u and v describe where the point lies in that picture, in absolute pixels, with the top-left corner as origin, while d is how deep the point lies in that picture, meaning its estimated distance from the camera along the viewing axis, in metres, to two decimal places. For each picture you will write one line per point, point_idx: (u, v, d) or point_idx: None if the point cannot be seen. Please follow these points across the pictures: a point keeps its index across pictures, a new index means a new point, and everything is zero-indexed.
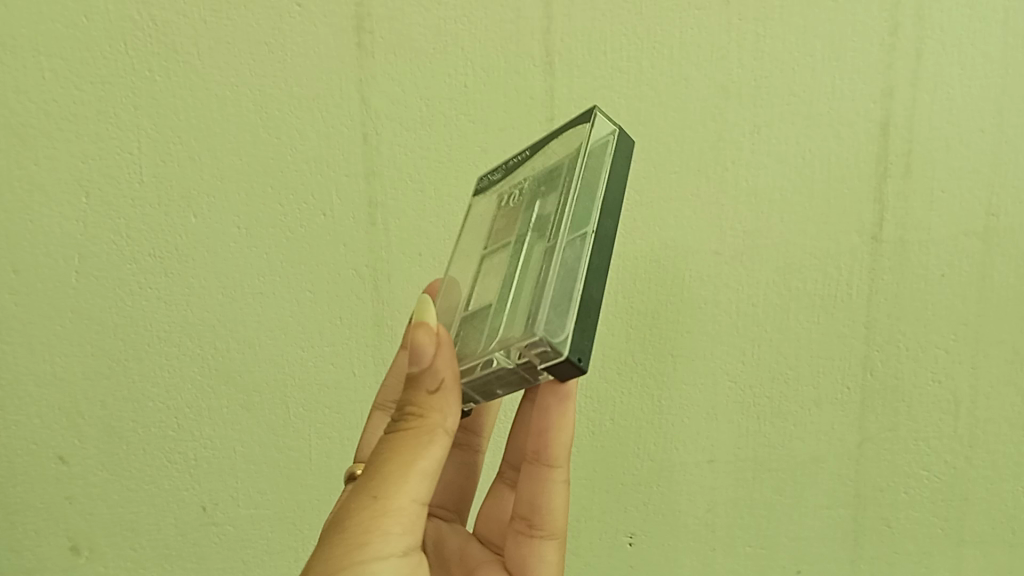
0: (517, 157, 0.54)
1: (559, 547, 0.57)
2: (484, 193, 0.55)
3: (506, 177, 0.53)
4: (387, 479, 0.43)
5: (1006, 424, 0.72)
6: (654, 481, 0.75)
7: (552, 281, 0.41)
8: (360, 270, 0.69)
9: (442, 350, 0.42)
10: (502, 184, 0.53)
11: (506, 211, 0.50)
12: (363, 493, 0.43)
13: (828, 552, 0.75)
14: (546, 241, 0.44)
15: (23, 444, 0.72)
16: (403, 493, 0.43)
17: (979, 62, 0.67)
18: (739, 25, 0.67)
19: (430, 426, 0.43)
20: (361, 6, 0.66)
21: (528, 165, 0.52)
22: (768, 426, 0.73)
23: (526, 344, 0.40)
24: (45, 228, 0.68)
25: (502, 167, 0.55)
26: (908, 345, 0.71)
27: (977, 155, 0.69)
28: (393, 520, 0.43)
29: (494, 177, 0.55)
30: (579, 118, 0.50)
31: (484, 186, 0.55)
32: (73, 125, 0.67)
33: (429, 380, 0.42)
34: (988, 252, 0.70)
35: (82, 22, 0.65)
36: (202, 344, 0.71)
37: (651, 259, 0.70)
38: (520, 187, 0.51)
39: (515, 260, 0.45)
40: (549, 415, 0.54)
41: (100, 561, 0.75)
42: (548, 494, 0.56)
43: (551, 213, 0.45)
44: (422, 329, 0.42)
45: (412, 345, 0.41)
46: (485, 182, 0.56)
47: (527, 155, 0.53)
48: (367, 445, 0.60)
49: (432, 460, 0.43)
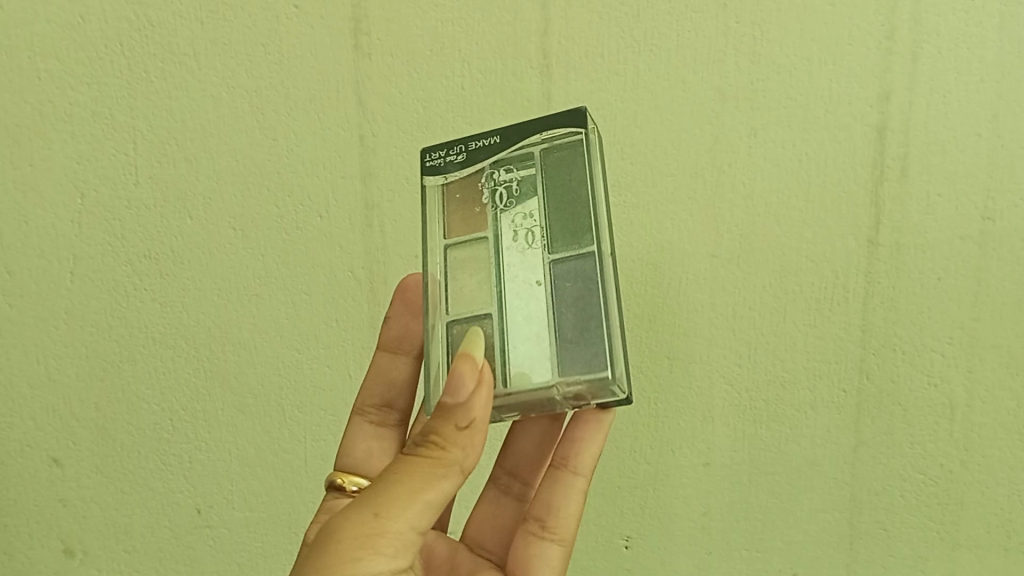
0: (484, 144, 0.51)
1: (566, 551, 0.58)
2: (444, 177, 0.51)
3: (477, 166, 0.50)
4: (391, 502, 0.43)
5: (1002, 428, 0.72)
6: (650, 484, 0.75)
7: (601, 318, 0.44)
8: (356, 272, 0.69)
9: (480, 390, 0.42)
10: (470, 171, 0.51)
11: (500, 215, 0.49)
12: (365, 507, 0.44)
13: (824, 556, 0.75)
14: (573, 265, 0.46)
15: (17, 446, 0.72)
16: (405, 519, 0.43)
17: (975, 66, 0.68)
18: (736, 28, 0.67)
19: (448, 459, 0.43)
20: (358, 8, 0.66)
21: (506, 157, 0.50)
22: (764, 430, 0.73)
23: (591, 385, 0.43)
24: (39, 229, 0.68)
25: (464, 150, 0.51)
26: (904, 349, 0.71)
27: (973, 159, 0.69)
28: (388, 541, 0.43)
29: (454, 160, 0.51)
30: (565, 115, 0.49)
31: (440, 168, 0.51)
32: (68, 126, 0.67)
33: (461, 417, 0.43)
34: (984, 256, 0.70)
35: (79, 23, 0.65)
36: (197, 346, 0.70)
37: (647, 262, 0.70)
38: (509, 186, 0.49)
39: (531, 278, 0.46)
40: (581, 425, 0.56)
41: (92, 565, 0.74)
42: (555, 493, 0.57)
43: (563, 230, 0.47)
44: (467, 363, 0.42)
45: (454, 377, 0.42)
46: (442, 162, 0.51)
47: (499, 143, 0.51)
48: (351, 450, 0.60)
49: (440, 491, 0.43)
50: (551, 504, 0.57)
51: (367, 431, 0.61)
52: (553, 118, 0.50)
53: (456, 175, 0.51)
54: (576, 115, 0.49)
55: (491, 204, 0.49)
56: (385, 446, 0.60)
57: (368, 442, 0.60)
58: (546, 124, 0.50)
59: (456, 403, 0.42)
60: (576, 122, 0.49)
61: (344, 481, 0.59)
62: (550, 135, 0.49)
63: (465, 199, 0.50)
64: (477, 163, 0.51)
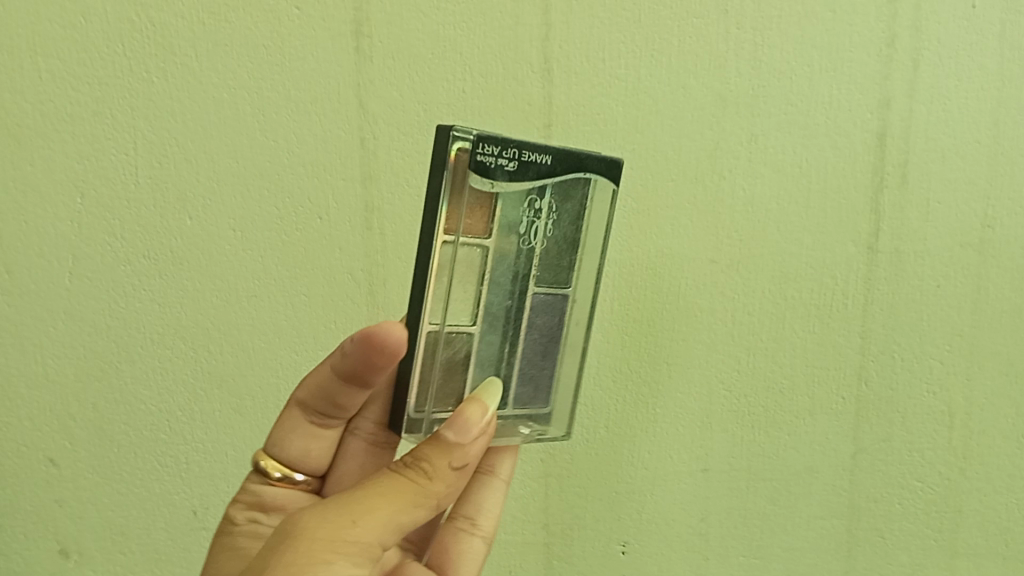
0: (538, 161, 0.47)
1: (488, 548, 0.61)
2: (491, 183, 0.46)
3: (522, 182, 0.47)
4: (371, 512, 0.42)
5: (999, 436, 0.74)
6: (647, 491, 0.74)
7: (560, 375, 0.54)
8: (356, 275, 0.70)
9: (481, 439, 0.46)
10: (515, 186, 0.47)
11: (513, 231, 0.49)
12: (343, 512, 0.42)
13: (824, 563, 0.76)
14: (556, 295, 0.52)
15: (10, 446, 0.70)
16: (378, 533, 0.42)
17: (975, 74, 0.69)
18: (737, 35, 0.67)
19: (432, 490, 0.44)
20: (361, 11, 0.65)
21: (551, 180, 0.49)
22: (763, 435, 0.73)
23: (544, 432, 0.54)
24: (38, 228, 0.67)
25: (518, 157, 0.46)
26: (903, 356, 0.72)
27: (971, 167, 0.70)
28: (360, 549, 0.41)
29: (505, 168, 0.46)
30: (609, 163, 0.51)
31: (490, 170, 0.45)
32: (70, 125, 0.66)
33: (458, 457, 0.45)
34: (983, 263, 0.71)
35: (80, 24, 0.64)
36: (196, 347, 0.70)
37: (648, 267, 0.69)
38: (536, 208, 0.49)
39: (509, 305, 0.50)
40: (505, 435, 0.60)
41: (87, 567, 0.73)
42: (481, 495, 0.60)
43: (556, 275, 0.52)
44: (479, 411, 0.46)
45: (466, 417, 0.45)
46: (494, 164, 0.45)
47: (550, 164, 0.48)
48: (283, 440, 0.56)
49: (414, 518, 0.43)
50: (478, 504, 0.60)
51: (303, 428, 0.56)
52: (599, 160, 0.51)
53: (500, 184, 0.46)
54: (617, 170, 0.51)
55: (506, 216, 0.48)
56: (321, 447, 0.57)
57: (304, 441, 0.56)
58: (593, 166, 0.50)
59: (459, 442, 0.45)
60: (614, 175, 0.51)
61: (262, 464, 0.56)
62: (591, 177, 0.51)
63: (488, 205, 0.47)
64: (525, 177, 0.47)
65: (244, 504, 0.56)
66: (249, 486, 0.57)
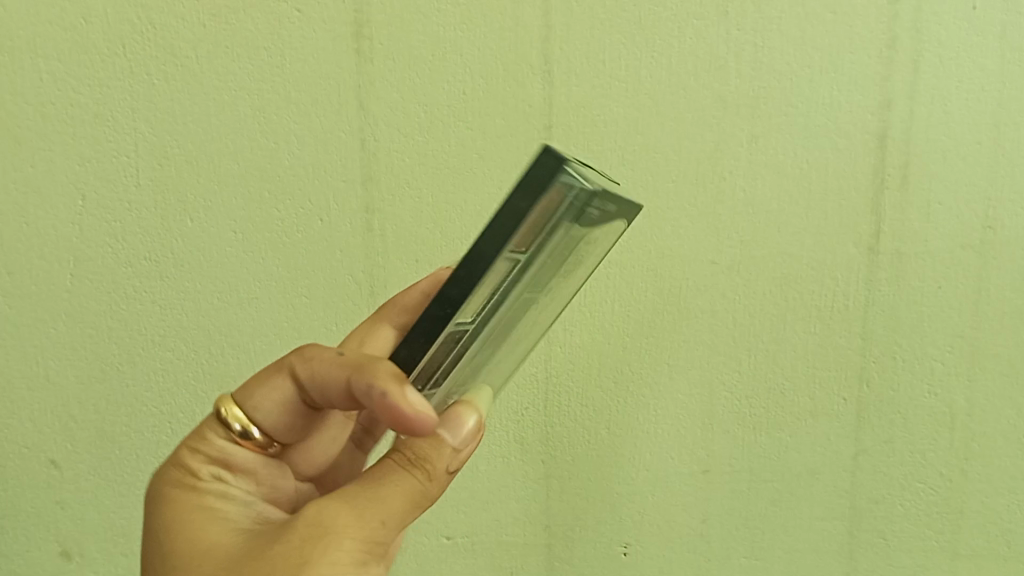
0: (610, 208, 0.42)
1: None
2: (574, 227, 0.38)
3: (591, 228, 0.41)
4: (392, 515, 0.42)
5: (1001, 437, 0.74)
6: (649, 492, 0.75)
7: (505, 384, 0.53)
8: (357, 276, 0.70)
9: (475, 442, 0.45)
10: (586, 229, 0.40)
11: (559, 264, 0.42)
12: (368, 514, 0.42)
13: (824, 564, 0.77)
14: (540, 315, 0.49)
15: (13, 448, 0.72)
16: (395, 534, 0.43)
17: (976, 75, 0.67)
18: (737, 35, 0.66)
19: (431, 493, 0.44)
20: (360, 12, 0.65)
21: (605, 224, 0.43)
22: (764, 436, 0.73)
23: None
24: (40, 230, 0.68)
25: (602, 205, 0.40)
26: (904, 357, 0.72)
27: (973, 168, 0.69)
28: (382, 548, 0.42)
29: (591, 215, 0.39)
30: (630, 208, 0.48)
31: (582, 214, 0.38)
32: (70, 128, 0.66)
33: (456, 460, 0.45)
34: (984, 264, 0.70)
35: (81, 26, 0.64)
36: (197, 348, 0.71)
37: (648, 269, 0.70)
38: (585, 246, 0.43)
39: (509, 327, 0.44)
40: None
41: (89, 567, 0.75)
42: None
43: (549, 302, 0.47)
44: (479, 415, 0.45)
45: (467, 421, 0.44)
46: (588, 208, 0.38)
47: (614, 211, 0.43)
48: (267, 409, 0.48)
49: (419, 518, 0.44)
50: None
51: (294, 404, 0.48)
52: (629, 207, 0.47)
53: (579, 228, 0.39)
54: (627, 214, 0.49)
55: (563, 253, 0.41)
56: (305, 420, 0.50)
57: (292, 416, 0.49)
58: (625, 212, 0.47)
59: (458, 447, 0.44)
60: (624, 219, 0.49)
61: (232, 417, 0.48)
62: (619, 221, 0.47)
63: (560, 245, 0.39)
64: (595, 224, 0.41)
65: (205, 457, 0.48)
66: (213, 438, 0.49)
